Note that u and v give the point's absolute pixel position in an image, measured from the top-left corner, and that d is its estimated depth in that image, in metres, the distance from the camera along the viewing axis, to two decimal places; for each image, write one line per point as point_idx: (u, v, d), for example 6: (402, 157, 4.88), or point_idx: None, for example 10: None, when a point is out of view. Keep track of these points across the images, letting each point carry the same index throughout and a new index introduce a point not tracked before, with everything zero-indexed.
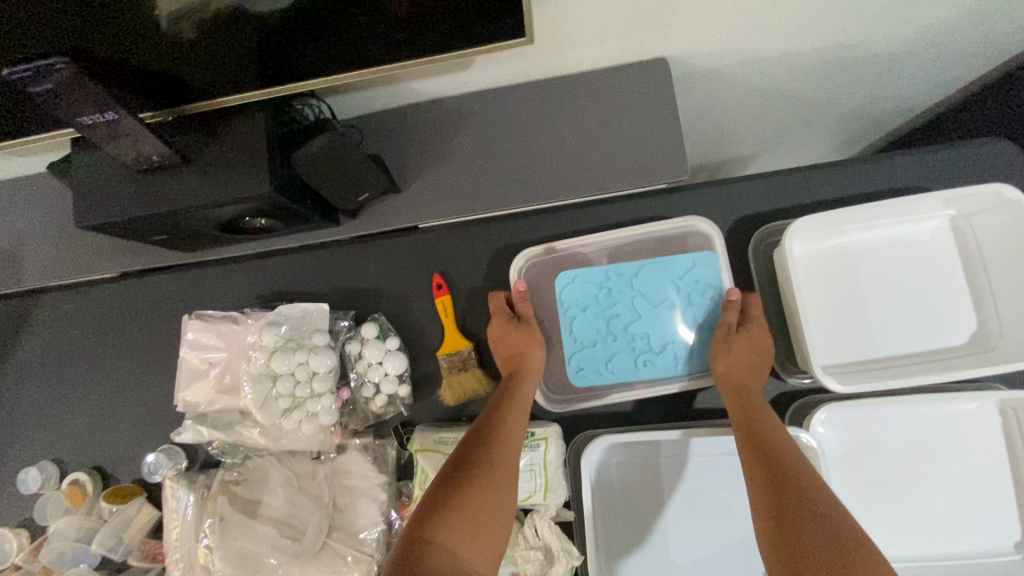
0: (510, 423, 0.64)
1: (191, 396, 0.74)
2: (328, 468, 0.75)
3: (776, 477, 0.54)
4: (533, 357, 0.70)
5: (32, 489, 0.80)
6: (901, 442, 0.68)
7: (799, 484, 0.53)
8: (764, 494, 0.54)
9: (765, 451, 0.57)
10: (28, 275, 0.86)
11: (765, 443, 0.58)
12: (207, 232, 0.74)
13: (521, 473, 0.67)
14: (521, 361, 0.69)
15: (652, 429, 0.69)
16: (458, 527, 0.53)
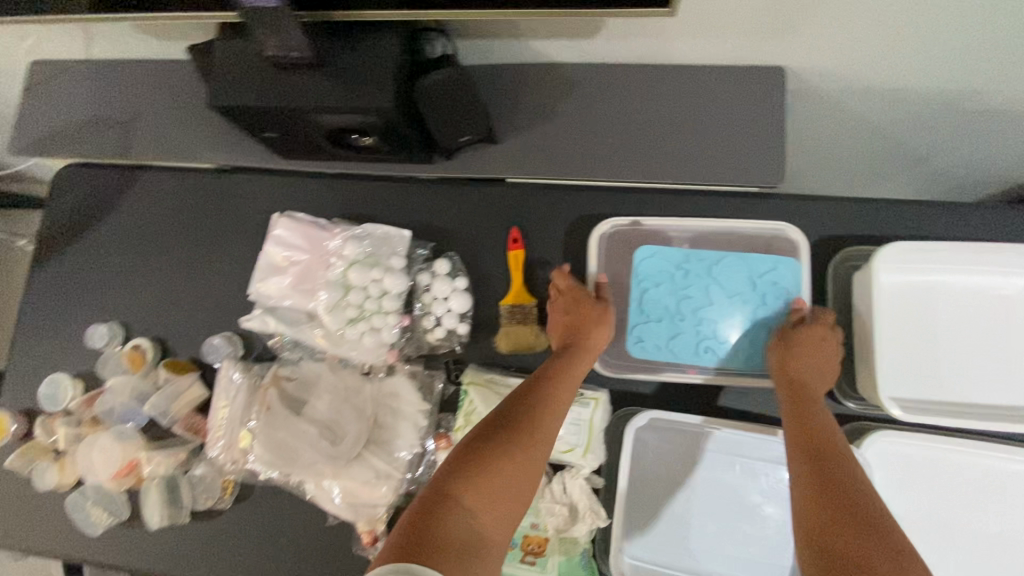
0: (561, 383, 0.63)
1: (265, 288, 0.77)
2: (375, 386, 0.78)
3: (822, 475, 0.54)
4: (595, 335, 0.68)
5: (100, 345, 0.86)
6: (945, 486, 0.68)
7: (847, 484, 0.53)
8: (808, 488, 0.53)
9: (816, 447, 0.57)
10: (136, 148, 0.91)
11: (818, 442, 0.57)
12: (315, 138, 0.78)
13: (567, 426, 0.69)
14: (581, 336, 0.68)
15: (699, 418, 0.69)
16: (483, 491, 0.51)
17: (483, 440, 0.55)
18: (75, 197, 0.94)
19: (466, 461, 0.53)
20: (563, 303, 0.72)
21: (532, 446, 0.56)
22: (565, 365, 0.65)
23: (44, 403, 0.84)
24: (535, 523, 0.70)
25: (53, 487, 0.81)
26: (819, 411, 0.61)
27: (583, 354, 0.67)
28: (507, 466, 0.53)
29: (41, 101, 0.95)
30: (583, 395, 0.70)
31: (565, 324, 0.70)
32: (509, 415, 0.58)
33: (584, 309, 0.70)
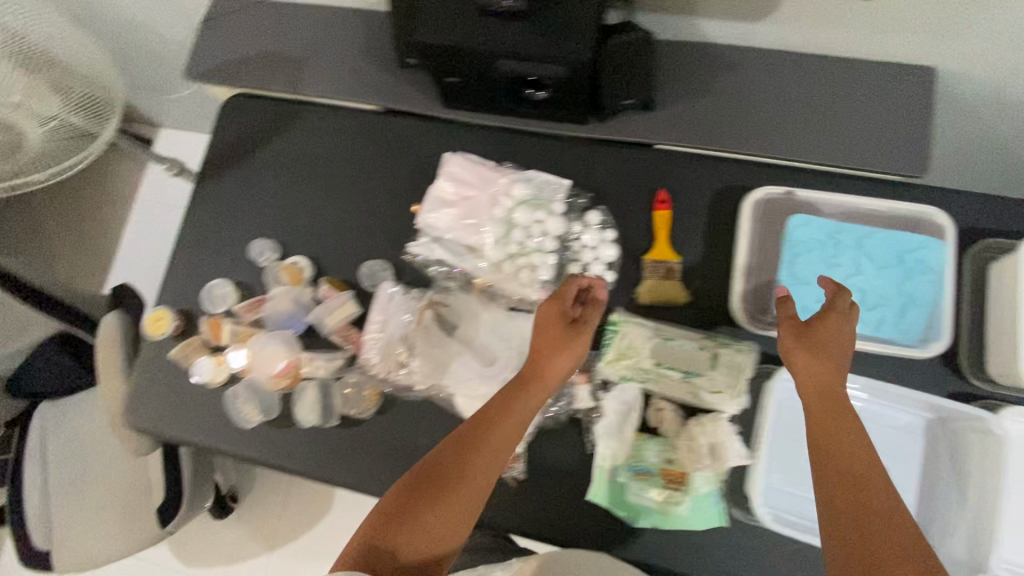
0: (493, 413, 0.69)
1: (431, 218, 0.83)
2: (521, 321, 0.83)
3: (840, 500, 0.60)
4: (551, 359, 0.72)
5: (260, 258, 0.93)
6: None
7: (869, 514, 0.59)
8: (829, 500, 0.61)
9: (855, 474, 0.62)
10: (306, 84, 0.99)
11: (855, 467, 0.62)
12: (491, 86, 0.84)
13: (717, 372, 0.76)
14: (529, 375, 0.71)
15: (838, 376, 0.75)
16: (412, 540, 0.61)
17: (439, 467, 0.65)
18: (240, 125, 1.01)
19: (410, 500, 0.63)
20: (544, 318, 0.74)
21: (450, 490, 0.64)
22: (501, 403, 0.70)
23: (209, 306, 0.91)
24: (670, 459, 0.76)
25: (211, 383, 0.87)
26: (847, 427, 0.64)
27: (532, 393, 0.71)
28: (429, 518, 0.62)
29: (219, 34, 1.03)
30: (735, 343, 0.77)
31: (546, 330, 0.74)
32: (455, 456, 0.66)
33: (539, 339, 0.73)
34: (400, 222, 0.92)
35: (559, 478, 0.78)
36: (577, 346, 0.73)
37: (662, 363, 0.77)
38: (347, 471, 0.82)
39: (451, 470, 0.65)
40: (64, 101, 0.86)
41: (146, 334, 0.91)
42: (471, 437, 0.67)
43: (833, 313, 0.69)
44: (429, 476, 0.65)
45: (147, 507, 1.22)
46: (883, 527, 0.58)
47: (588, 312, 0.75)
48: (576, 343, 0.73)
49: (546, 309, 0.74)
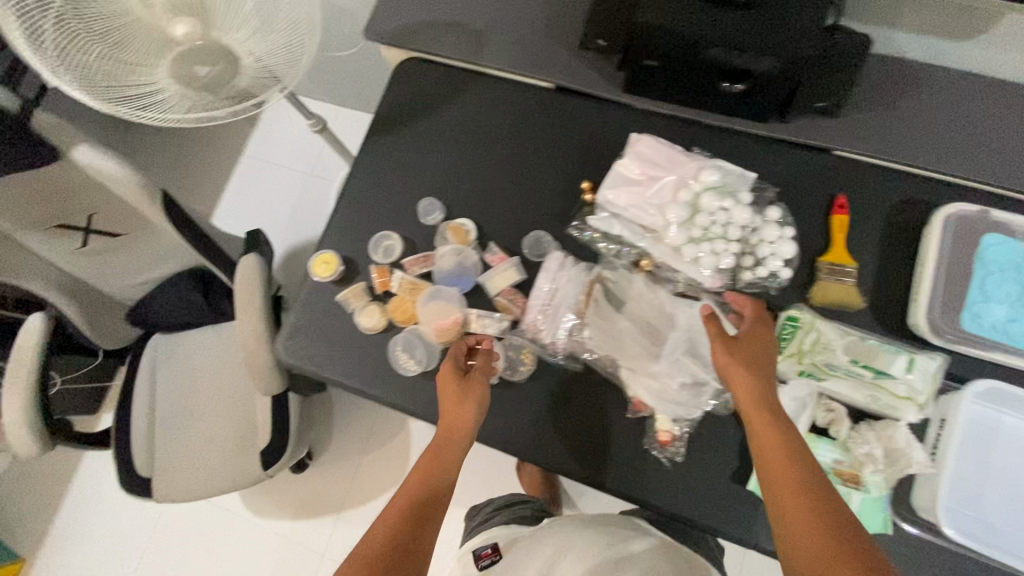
0: (444, 444, 0.77)
1: (613, 194, 0.84)
2: (689, 306, 0.84)
3: (779, 507, 0.64)
4: (450, 403, 0.79)
5: (426, 216, 0.96)
6: None
7: (793, 507, 0.63)
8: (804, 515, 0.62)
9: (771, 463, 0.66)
10: (486, 54, 1.01)
11: (765, 466, 0.67)
12: (689, 76, 0.86)
13: (904, 381, 0.75)
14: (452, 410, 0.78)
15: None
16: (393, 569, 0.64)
17: (415, 503, 0.72)
18: (413, 86, 1.04)
19: (394, 539, 0.67)
20: (450, 373, 0.81)
21: (418, 528, 0.69)
22: (433, 449, 0.77)
23: (375, 254, 0.95)
24: (838, 460, 0.76)
25: (371, 326, 0.90)
26: (779, 433, 0.68)
27: (440, 435, 0.78)
28: (411, 550, 0.67)
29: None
30: (926, 352, 0.77)
31: (453, 387, 0.79)
32: (421, 492, 0.73)
33: (442, 394, 0.80)
34: (566, 197, 0.94)
35: (718, 463, 0.80)
36: (477, 389, 0.79)
37: (855, 361, 0.77)
38: (503, 431, 0.84)
39: (426, 500, 0.72)
40: (274, 44, 0.82)
41: (310, 273, 0.95)
42: (420, 477, 0.75)
43: (744, 329, 0.75)
44: (399, 513, 0.70)
45: (250, 449, 1.25)
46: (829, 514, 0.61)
47: (477, 363, 0.82)
48: (468, 390, 0.79)
49: (445, 365, 0.81)
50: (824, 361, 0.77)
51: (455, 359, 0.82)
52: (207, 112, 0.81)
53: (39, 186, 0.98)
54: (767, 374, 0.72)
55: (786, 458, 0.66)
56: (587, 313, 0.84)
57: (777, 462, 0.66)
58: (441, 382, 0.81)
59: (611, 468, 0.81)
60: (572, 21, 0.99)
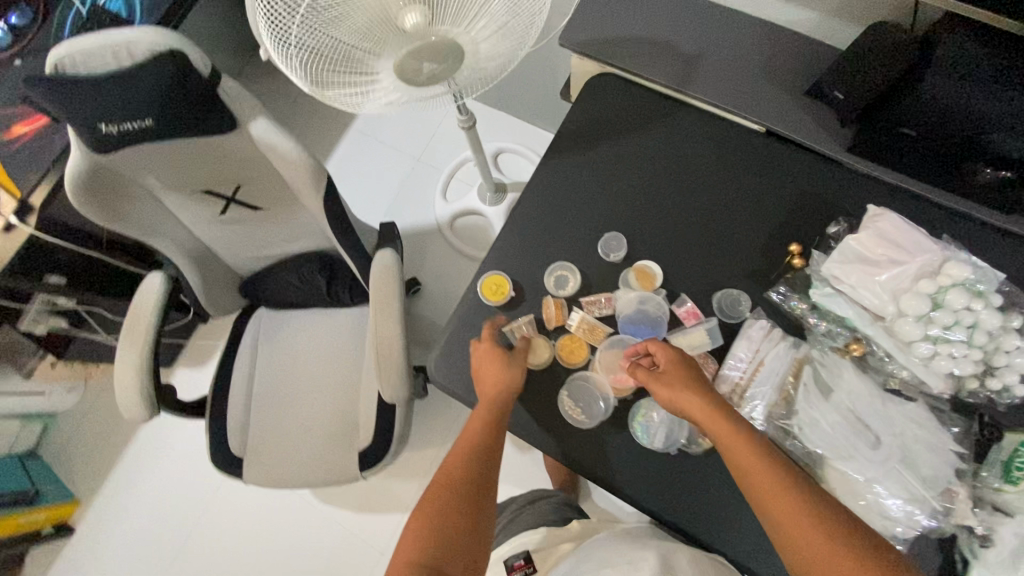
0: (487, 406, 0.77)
1: (841, 271, 0.77)
2: (905, 408, 0.75)
3: (778, 532, 0.62)
4: (493, 375, 0.79)
5: (608, 253, 0.88)
6: None
7: (785, 529, 0.62)
8: (795, 512, 0.61)
9: (754, 489, 0.64)
10: (695, 85, 0.93)
11: (749, 487, 0.65)
12: (948, 151, 0.79)
13: None
14: (489, 382, 0.79)
15: None
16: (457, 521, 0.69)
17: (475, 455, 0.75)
18: (607, 105, 0.96)
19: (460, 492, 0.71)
20: (485, 356, 0.81)
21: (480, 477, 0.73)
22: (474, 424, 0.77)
23: (547, 284, 0.88)
24: None
25: (540, 369, 0.84)
26: (735, 434, 0.67)
27: (487, 405, 0.77)
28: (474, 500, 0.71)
29: (607, 13, 0.99)
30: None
31: (488, 365, 0.80)
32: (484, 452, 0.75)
33: (484, 374, 0.80)
34: (766, 256, 0.85)
35: None
36: (518, 371, 0.79)
37: None
38: (673, 507, 0.76)
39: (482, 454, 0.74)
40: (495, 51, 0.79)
41: (477, 294, 0.89)
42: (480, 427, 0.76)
43: (664, 357, 0.74)
44: (452, 485, 0.72)
45: (348, 446, 1.20)
46: (824, 530, 0.60)
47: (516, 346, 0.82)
48: (509, 360, 0.80)
49: (484, 348, 0.81)
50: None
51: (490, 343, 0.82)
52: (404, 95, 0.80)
53: (202, 151, 0.92)
54: (691, 375, 0.73)
55: (766, 475, 0.64)
56: (789, 395, 0.77)
57: (758, 473, 0.64)
58: (478, 361, 0.81)
59: None
60: (797, 67, 0.91)
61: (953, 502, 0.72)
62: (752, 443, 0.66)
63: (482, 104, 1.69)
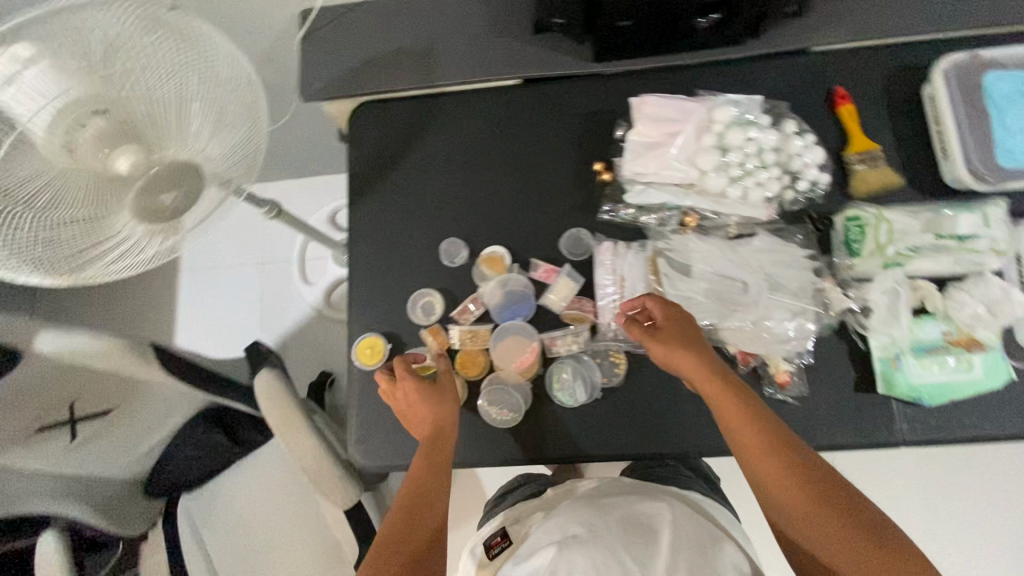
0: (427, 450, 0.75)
1: (641, 166, 0.81)
2: (750, 245, 0.82)
3: (763, 489, 0.64)
4: (426, 409, 0.76)
5: (453, 259, 0.88)
6: None
7: (776, 489, 0.63)
8: (781, 472, 0.62)
9: (749, 448, 0.65)
10: (442, 74, 0.94)
11: (740, 447, 0.66)
12: (668, 21, 0.83)
13: (991, 229, 0.75)
14: (434, 423, 0.76)
15: None
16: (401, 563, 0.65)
17: (416, 492, 0.72)
18: (378, 132, 0.95)
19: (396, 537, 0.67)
20: (412, 393, 0.77)
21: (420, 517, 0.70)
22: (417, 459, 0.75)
23: (415, 318, 0.86)
24: (947, 331, 0.77)
25: None
26: (730, 397, 0.67)
27: (428, 439, 0.75)
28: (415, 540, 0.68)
29: (329, 45, 0.96)
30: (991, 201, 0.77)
31: (417, 403, 0.77)
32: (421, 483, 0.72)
33: (416, 407, 0.77)
34: (580, 185, 0.90)
35: (839, 381, 0.79)
36: (449, 400, 0.78)
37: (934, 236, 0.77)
38: (628, 442, 0.79)
39: (424, 491, 0.72)
40: (233, 140, 0.75)
41: (356, 364, 0.85)
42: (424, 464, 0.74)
43: (660, 313, 0.73)
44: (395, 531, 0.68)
45: (344, 565, 1.14)
46: (820, 491, 0.61)
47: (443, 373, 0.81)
48: (441, 392, 0.78)
49: (409, 382, 0.77)
50: (904, 247, 0.77)
51: (417, 377, 0.78)
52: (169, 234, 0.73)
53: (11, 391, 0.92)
54: (688, 335, 0.72)
55: (756, 436, 0.64)
56: (661, 292, 0.81)
57: (751, 438, 0.65)
58: (405, 399, 0.78)
59: None
60: (517, 9, 0.93)
61: (827, 298, 0.79)
62: (748, 407, 0.66)
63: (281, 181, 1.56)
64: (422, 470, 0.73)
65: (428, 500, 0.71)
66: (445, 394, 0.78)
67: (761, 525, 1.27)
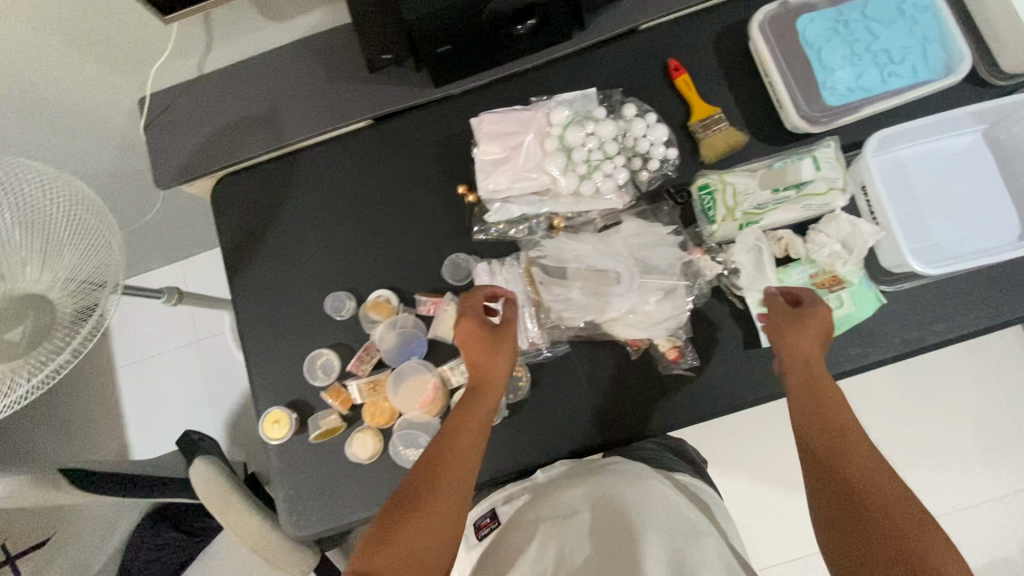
0: (471, 409, 0.71)
1: (494, 183, 0.82)
2: (618, 234, 0.84)
3: (809, 470, 0.63)
4: (480, 356, 0.75)
5: (341, 313, 0.88)
6: None
7: (819, 466, 0.61)
8: (825, 455, 0.62)
9: (811, 450, 0.63)
10: (291, 132, 0.93)
11: (802, 426, 0.66)
12: (487, 35, 0.83)
13: (824, 169, 0.78)
14: (483, 372, 0.74)
15: (906, 126, 0.82)
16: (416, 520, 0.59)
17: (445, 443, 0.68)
18: (243, 202, 0.95)
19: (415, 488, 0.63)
20: (468, 335, 0.75)
21: (446, 470, 0.64)
22: (459, 408, 0.71)
23: (317, 381, 0.86)
24: (813, 273, 0.80)
25: (368, 452, 0.83)
26: (825, 382, 0.69)
27: (474, 390, 0.74)
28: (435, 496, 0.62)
29: (171, 127, 0.94)
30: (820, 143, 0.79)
31: (472, 348, 0.75)
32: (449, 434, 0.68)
33: (469, 353, 0.75)
34: (449, 211, 0.90)
35: (729, 344, 0.82)
36: (507, 347, 0.76)
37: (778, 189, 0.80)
38: (543, 447, 0.82)
39: (454, 452, 0.67)
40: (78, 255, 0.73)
41: (267, 441, 0.85)
42: (462, 423, 0.69)
43: (807, 295, 0.75)
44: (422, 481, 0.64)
45: None
46: (882, 483, 0.57)
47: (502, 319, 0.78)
48: (497, 343, 0.76)
49: (471, 322, 0.76)
50: (751, 206, 0.79)
51: (480, 321, 0.76)
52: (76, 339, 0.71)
53: None
54: (822, 328, 0.73)
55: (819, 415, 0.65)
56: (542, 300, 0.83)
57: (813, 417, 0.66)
58: (463, 339, 0.76)
59: (648, 409, 0.81)
60: (345, 52, 0.92)
61: (697, 268, 0.82)
62: (823, 392, 0.67)
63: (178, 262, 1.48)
64: (455, 422, 0.69)
65: (460, 456, 0.66)
66: (505, 348, 0.76)
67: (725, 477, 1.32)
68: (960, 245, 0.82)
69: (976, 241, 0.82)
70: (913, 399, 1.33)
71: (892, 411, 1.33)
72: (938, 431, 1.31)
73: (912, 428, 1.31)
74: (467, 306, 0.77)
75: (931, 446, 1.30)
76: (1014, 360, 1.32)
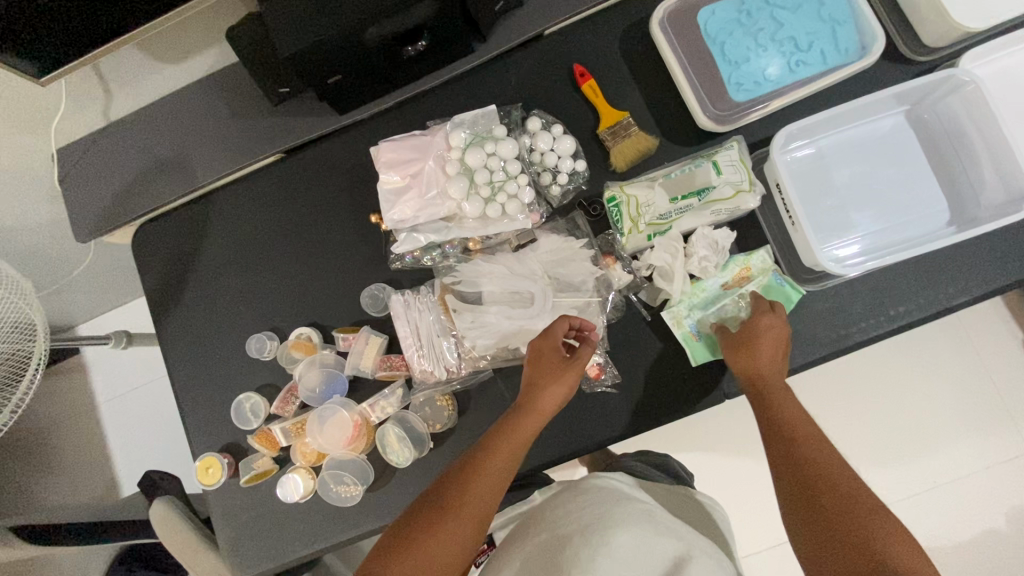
0: (515, 427, 0.67)
1: (398, 213, 0.81)
2: (531, 254, 0.82)
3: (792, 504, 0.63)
4: (543, 380, 0.70)
5: (265, 354, 0.88)
6: (1004, 86, 0.78)
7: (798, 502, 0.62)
8: (796, 486, 0.63)
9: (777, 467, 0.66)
10: (200, 174, 0.90)
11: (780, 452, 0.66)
12: (377, 61, 0.77)
13: (726, 169, 0.76)
14: (536, 395, 0.69)
15: (826, 113, 0.77)
16: (438, 533, 0.58)
17: (480, 447, 0.65)
18: (163, 249, 0.94)
19: (435, 499, 0.61)
20: (536, 352, 0.72)
21: (471, 480, 0.62)
22: (504, 422, 0.68)
23: (247, 424, 0.87)
24: (724, 281, 0.79)
25: (301, 491, 0.83)
26: (781, 395, 0.70)
27: (527, 409, 0.68)
28: (462, 509, 0.60)
29: (81, 179, 0.92)
30: (724, 145, 0.78)
31: (537, 369, 0.71)
32: (483, 447, 0.65)
33: (530, 371, 0.71)
34: (365, 241, 0.88)
35: (652, 358, 0.80)
36: (570, 378, 0.70)
37: (681, 195, 0.78)
38: None
39: (496, 468, 0.64)
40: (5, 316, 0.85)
41: (205, 487, 0.85)
42: (511, 444, 0.66)
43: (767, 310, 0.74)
44: (458, 483, 0.62)
45: None
46: (856, 517, 0.58)
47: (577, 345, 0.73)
48: (561, 371, 0.70)
49: (542, 342, 0.72)
50: (655, 217, 0.78)
51: (556, 340, 0.72)
52: (20, 401, 0.90)
53: None
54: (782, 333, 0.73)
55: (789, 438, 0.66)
56: (456, 329, 0.81)
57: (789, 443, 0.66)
58: (531, 355, 0.72)
59: (573, 430, 0.80)
60: (241, 86, 0.87)
61: (612, 283, 0.80)
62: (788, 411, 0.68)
63: (137, 299, 1.43)
64: (496, 431, 0.67)
65: (496, 478, 0.63)
66: (569, 380, 0.69)
67: (710, 481, 1.22)
68: (888, 236, 0.79)
69: (903, 232, 0.78)
70: (904, 374, 1.20)
71: (879, 388, 1.21)
72: (938, 414, 1.19)
73: (912, 415, 1.19)
74: (559, 323, 0.73)
75: (934, 436, 1.18)
76: (1014, 323, 1.19)
